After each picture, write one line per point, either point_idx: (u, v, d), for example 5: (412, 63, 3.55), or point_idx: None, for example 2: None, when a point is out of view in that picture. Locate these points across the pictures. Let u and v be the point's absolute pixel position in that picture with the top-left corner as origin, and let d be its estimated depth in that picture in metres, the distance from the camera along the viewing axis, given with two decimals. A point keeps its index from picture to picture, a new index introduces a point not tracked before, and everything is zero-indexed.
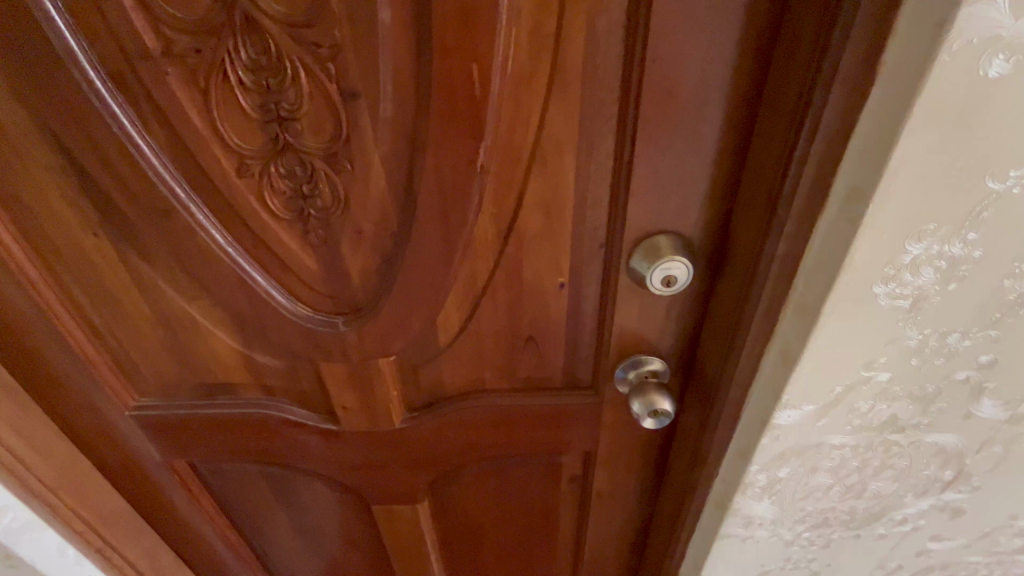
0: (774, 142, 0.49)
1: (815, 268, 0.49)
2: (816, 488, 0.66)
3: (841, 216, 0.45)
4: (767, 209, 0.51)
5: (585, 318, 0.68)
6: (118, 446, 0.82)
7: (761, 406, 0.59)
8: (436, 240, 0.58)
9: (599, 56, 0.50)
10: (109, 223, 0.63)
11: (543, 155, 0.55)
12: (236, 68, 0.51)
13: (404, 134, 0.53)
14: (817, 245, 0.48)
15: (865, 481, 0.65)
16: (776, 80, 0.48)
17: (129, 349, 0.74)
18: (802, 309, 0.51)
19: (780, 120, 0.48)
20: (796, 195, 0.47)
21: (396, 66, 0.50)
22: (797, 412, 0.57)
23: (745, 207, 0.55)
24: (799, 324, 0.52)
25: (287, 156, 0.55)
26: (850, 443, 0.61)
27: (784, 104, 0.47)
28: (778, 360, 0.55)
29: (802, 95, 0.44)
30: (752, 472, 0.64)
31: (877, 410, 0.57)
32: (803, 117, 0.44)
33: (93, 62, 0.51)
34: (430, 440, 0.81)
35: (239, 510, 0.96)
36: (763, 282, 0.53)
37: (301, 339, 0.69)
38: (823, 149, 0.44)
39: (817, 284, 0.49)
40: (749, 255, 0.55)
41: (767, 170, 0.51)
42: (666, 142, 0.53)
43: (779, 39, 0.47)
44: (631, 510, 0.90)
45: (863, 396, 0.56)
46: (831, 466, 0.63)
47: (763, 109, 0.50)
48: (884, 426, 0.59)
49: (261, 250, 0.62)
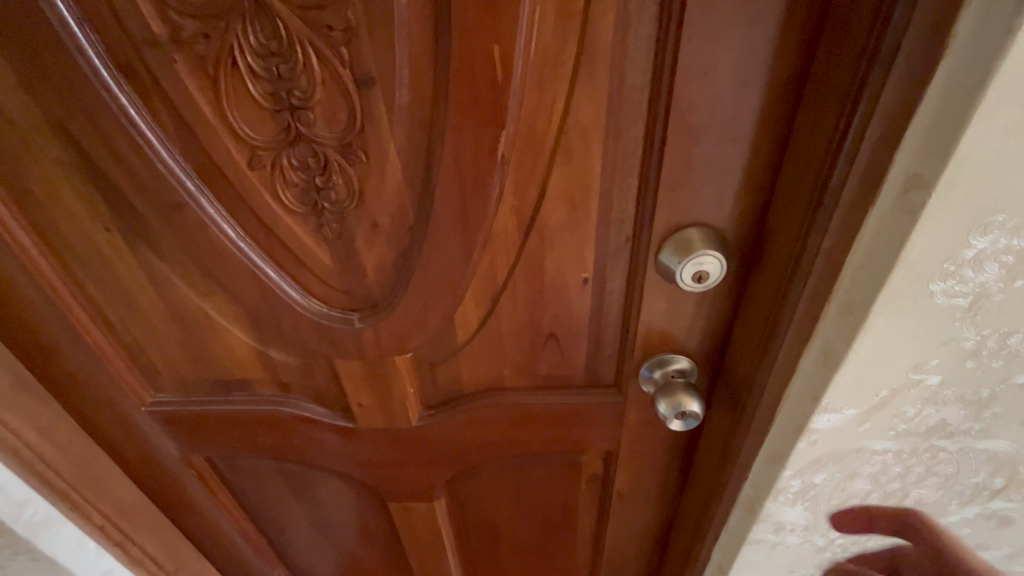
0: (821, 127, 0.45)
1: (863, 264, 0.45)
2: (853, 494, 0.62)
3: (897, 205, 0.41)
4: (811, 200, 0.48)
5: (609, 315, 0.65)
6: (136, 442, 0.82)
7: (798, 410, 0.56)
8: (454, 234, 0.56)
9: (631, 35, 0.46)
10: (121, 218, 0.61)
11: (568, 144, 0.52)
12: (246, 55, 0.49)
13: (421, 124, 0.51)
14: (867, 238, 0.44)
15: (906, 488, 0.61)
16: (825, 58, 0.44)
17: (145, 346, 0.73)
18: (847, 307, 0.47)
19: (830, 103, 0.44)
20: (847, 182, 0.43)
21: (413, 50, 0.47)
22: (838, 417, 0.54)
23: (785, 196, 0.52)
24: (843, 323, 0.48)
25: (300, 147, 0.53)
26: (893, 449, 0.57)
27: (835, 86, 0.43)
28: (818, 362, 0.52)
29: (857, 75, 0.41)
30: (786, 477, 0.61)
31: (925, 414, 0.54)
32: (857, 99, 0.41)
33: (98, 50, 0.49)
34: (447, 437, 0.79)
35: (257, 504, 0.96)
36: (804, 278, 0.49)
37: (316, 336, 0.67)
38: (879, 133, 0.40)
39: (865, 281, 0.45)
40: (790, 249, 0.51)
41: (812, 158, 0.47)
42: (700, 127, 0.50)
43: (830, 12, 0.43)
44: (653, 511, 0.87)
45: (910, 400, 0.52)
46: (871, 472, 0.60)
47: (809, 90, 0.47)
48: (932, 431, 0.55)
49: (274, 245, 0.60)
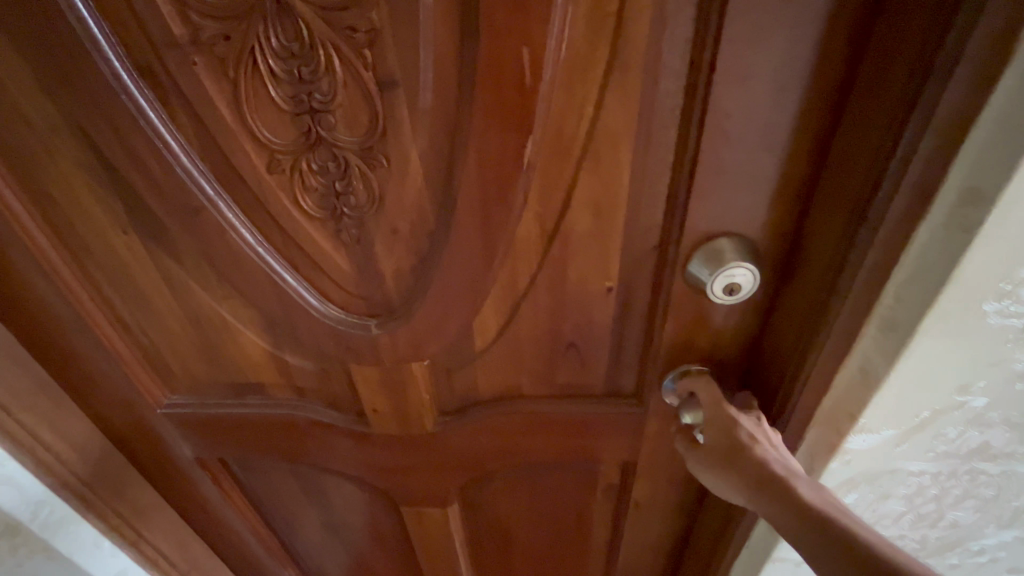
0: (869, 136, 0.43)
1: (910, 280, 0.43)
2: (884, 515, 0.60)
3: (949, 223, 0.39)
4: (855, 213, 0.45)
5: (632, 324, 0.63)
6: (152, 443, 0.82)
7: (831, 429, 0.53)
8: (475, 241, 0.55)
9: (666, 39, 0.44)
10: (137, 220, 0.60)
11: (596, 150, 0.50)
12: (267, 57, 0.47)
13: (445, 128, 0.49)
14: (914, 253, 0.42)
15: (942, 511, 0.59)
16: (874, 63, 0.42)
17: (161, 348, 0.73)
18: (890, 327, 0.45)
19: (880, 112, 0.41)
20: (896, 197, 0.40)
21: (438, 52, 0.46)
22: (874, 437, 0.52)
23: (826, 207, 0.49)
24: (884, 341, 0.46)
25: (320, 151, 0.52)
26: (931, 471, 0.55)
27: (886, 94, 0.41)
28: (855, 381, 0.50)
29: (913, 82, 0.38)
30: None
31: (967, 437, 0.51)
32: (911, 108, 0.38)
33: (118, 52, 0.48)
34: (462, 445, 0.78)
35: (269, 505, 0.95)
36: (843, 295, 0.47)
37: (332, 341, 0.66)
38: (934, 145, 0.38)
39: (911, 298, 0.43)
40: (828, 262, 0.49)
41: (857, 169, 0.44)
42: (737, 135, 0.47)
43: (881, 15, 0.41)
44: (670, 524, 0.85)
45: (952, 422, 0.50)
46: (906, 493, 0.57)
47: (854, 98, 0.44)
48: (973, 454, 0.53)
49: (292, 249, 0.59)
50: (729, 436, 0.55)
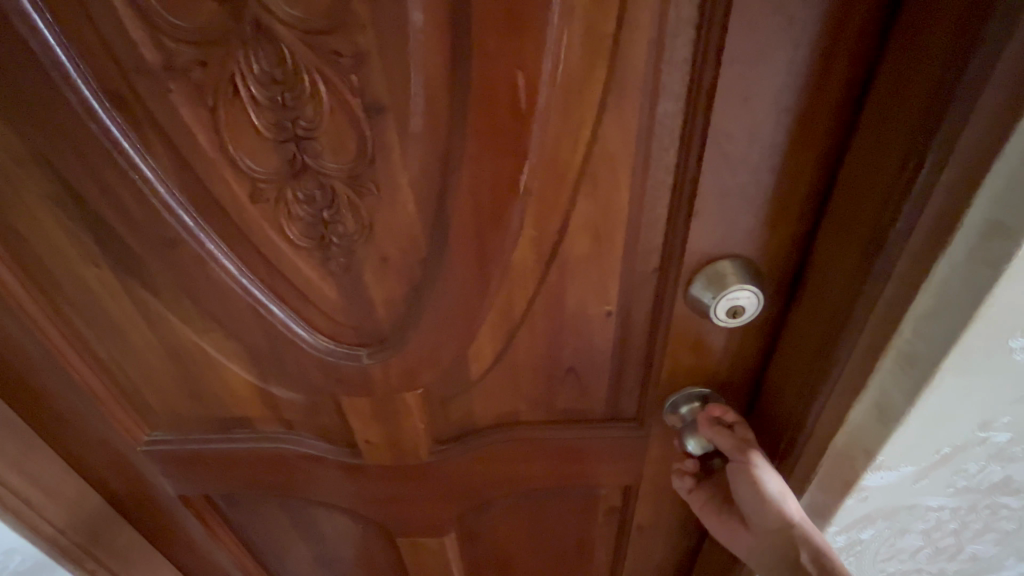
0: (884, 161, 0.42)
1: (929, 314, 0.41)
2: (901, 549, 0.59)
3: (973, 257, 0.38)
4: (871, 241, 0.44)
5: (633, 348, 0.61)
6: (131, 481, 0.78)
7: (847, 465, 0.52)
8: (470, 268, 0.53)
9: (665, 60, 0.43)
10: (109, 253, 0.57)
11: (594, 174, 0.49)
12: (248, 83, 0.45)
13: (436, 153, 0.47)
14: (932, 287, 0.40)
15: (961, 544, 0.58)
16: (887, 90, 0.41)
17: (140, 384, 0.69)
18: (909, 362, 0.44)
19: (897, 138, 0.41)
20: (916, 225, 0.40)
21: (427, 76, 0.43)
22: (892, 473, 0.51)
23: (837, 231, 0.48)
24: (902, 375, 0.44)
25: (306, 179, 0.49)
26: (950, 506, 0.54)
27: (901, 121, 0.40)
28: (871, 417, 0.48)
29: (934, 108, 0.37)
30: (831, 533, 0.58)
31: (989, 471, 0.51)
32: (931, 133, 0.37)
33: (88, 81, 0.45)
34: (458, 472, 0.75)
35: (257, 539, 0.91)
36: (863, 324, 0.45)
37: (321, 372, 0.63)
38: (957, 175, 0.36)
39: (931, 333, 0.42)
40: (841, 289, 0.48)
41: (875, 194, 0.43)
42: (738, 156, 0.46)
43: (890, 44, 0.40)
44: (674, 546, 0.82)
45: (974, 457, 0.50)
46: (925, 528, 0.57)
47: (863, 120, 0.44)
48: (994, 488, 0.53)
49: (277, 280, 0.56)
50: (745, 453, 0.56)
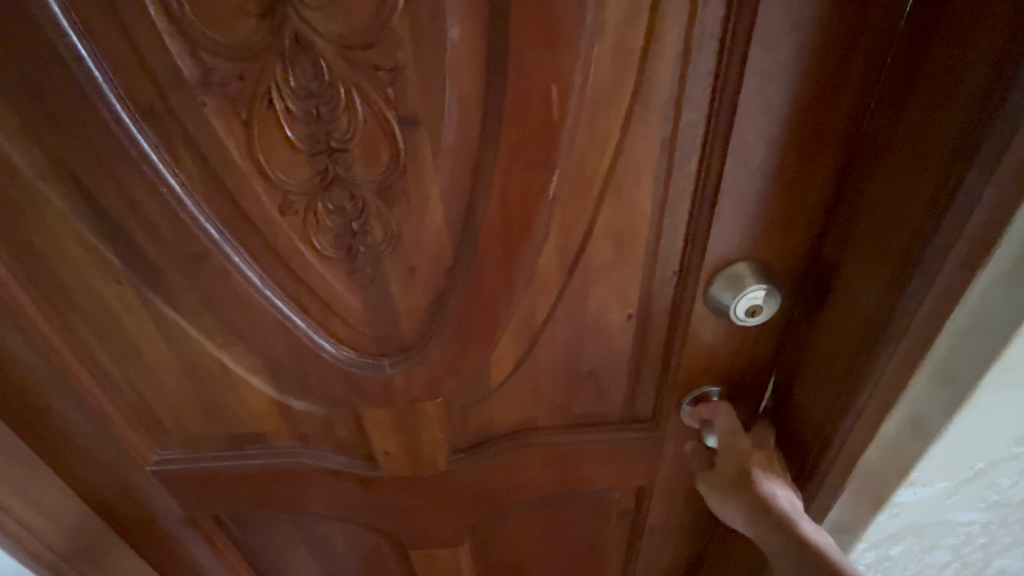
0: (921, 174, 0.43)
1: (968, 330, 0.43)
2: (930, 564, 0.61)
3: (1014, 277, 0.40)
4: (906, 255, 0.45)
5: (652, 351, 0.62)
6: (135, 504, 0.75)
7: (879, 474, 0.54)
8: (497, 275, 0.54)
9: (690, 73, 0.45)
10: (127, 267, 0.56)
11: (618, 181, 0.50)
12: (284, 96, 0.45)
13: (468, 163, 0.48)
14: (971, 306, 0.42)
15: (989, 558, 0.60)
16: (922, 104, 0.43)
17: (152, 402, 0.67)
18: (945, 376, 0.46)
19: (934, 152, 0.42)
20: (954, 246, 0.41)
21: (463, 89, 0.45)
22: (925, 488, 0.53)
23: (868, 241, 0.49)
24: (938, 390, 0.47)
25: (336, 191, 0.50)
26: (980, 521, 0.56)
27: (938, 134, 0.41)
28: (906, 431, 0.50)
29: (976, 123, 0.38)
30: (860, 548, 0.60)
31: (1018, 486, 0.53)
32: (974, 148, 0.38)
33: (121, 95, 0.45)
34: (477, 481, 0.75)
35: (263, 558, 0.89)
36: (898, 337, 0.46)
37: (343, 384, 0.63)
38: (1000, 192, 0.38)
39: (968, 350, 0.44)
40: (869, 293, 0.49)
41: (911, 209, 0.44)
42: (756, 164, 0.49)
43: (925, 59, 0.42)
44: (685, 545, 0.84)
45: (1005, 473, 0.51)
46: (954, 543, 0.59)
47: (895, 143, 0.46)
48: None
49: (302, 292, 0.56)
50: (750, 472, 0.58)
